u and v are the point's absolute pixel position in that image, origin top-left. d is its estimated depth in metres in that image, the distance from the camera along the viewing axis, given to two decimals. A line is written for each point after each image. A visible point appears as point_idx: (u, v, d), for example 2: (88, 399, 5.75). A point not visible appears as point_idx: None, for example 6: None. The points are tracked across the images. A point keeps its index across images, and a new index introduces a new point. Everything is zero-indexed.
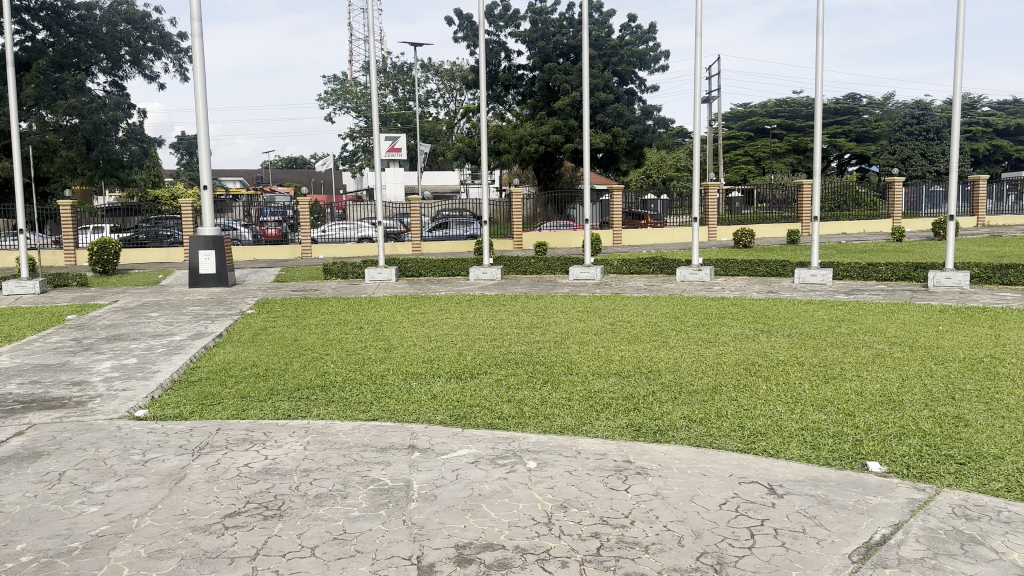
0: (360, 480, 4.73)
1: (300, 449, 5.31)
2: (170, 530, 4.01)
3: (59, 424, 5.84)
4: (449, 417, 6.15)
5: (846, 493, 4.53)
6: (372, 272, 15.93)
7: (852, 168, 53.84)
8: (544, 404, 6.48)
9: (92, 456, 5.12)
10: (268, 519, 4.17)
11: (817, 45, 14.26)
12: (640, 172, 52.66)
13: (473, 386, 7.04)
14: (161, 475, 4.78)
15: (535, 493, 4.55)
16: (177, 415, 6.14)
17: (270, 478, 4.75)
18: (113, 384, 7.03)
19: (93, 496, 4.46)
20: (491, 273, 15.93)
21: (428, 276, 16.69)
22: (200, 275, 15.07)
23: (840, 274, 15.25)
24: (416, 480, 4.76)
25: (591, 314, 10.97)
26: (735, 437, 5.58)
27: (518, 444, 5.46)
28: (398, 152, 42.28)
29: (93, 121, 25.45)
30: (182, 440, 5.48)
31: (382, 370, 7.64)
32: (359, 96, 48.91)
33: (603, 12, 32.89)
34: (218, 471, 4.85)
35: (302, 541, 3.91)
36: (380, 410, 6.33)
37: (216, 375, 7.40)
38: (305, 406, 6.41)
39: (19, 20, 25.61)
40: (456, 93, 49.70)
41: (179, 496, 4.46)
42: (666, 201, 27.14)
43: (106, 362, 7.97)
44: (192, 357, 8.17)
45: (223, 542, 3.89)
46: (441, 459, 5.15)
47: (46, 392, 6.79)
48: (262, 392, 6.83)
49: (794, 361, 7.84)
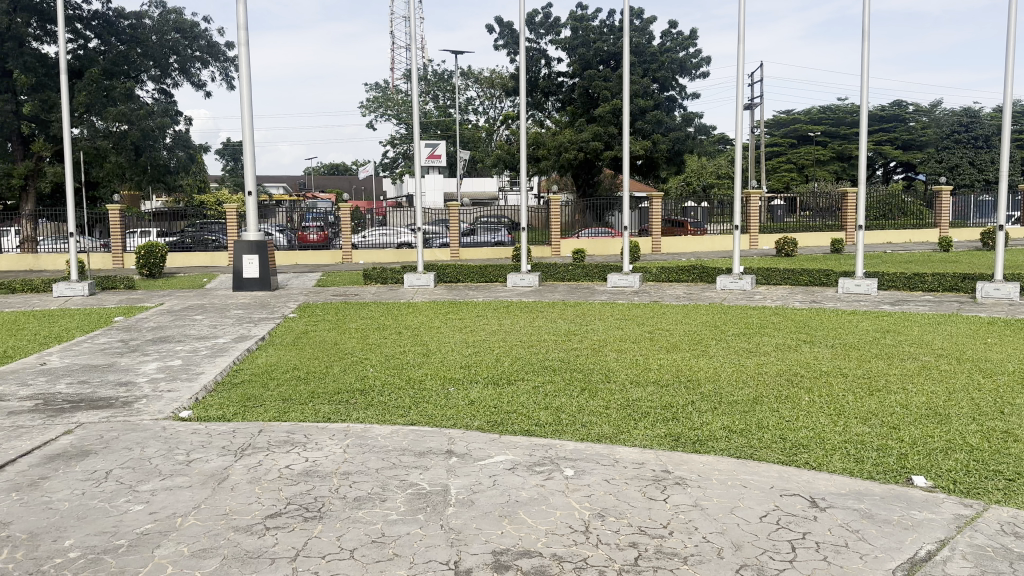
0: (398, 484, 4.76)
1: (340, 452, 5.36)
2: (213, 530, 4.07)
3: (106, 423, 5.98)
4: (486, 423, 6.17)
5: (890, 507, 4.41)
6: (411, 277, 16.02)
7: (897, 177, 52.66)
8: (581, 412, 6.45)
9: (138, 455, 5.22)
10: (309, 520, 4.21)
11: (862, 51, 14.02)
12: (680, 180, 52.28)
13: (510, 393, 7.02)
14: (204, 476, 4.87)
15: (572, 500, 4.52)
16: (221, 416, 6.25)
17: (310, 480, 4.80)
18: (159, 385, 7.18)
19: (138, 494, 4.56)
20: (529, 280, 15.93)
21: (466, 282, 16.76)
22: (244, 279, 15.35)
23: (885, 284, 14.95)
24: (454, 485, 4.77)
25: (630, 321, 10.90)
26: (777, 449, 5.49)
27: (555, 451, 5.44)
28: (437, 159, 42.74)
29: (141, 128, 26.05)
30: (225, 440, 5.58)
31: (421, 375, 7.68)
32: (399, 104, 49.48)
33: (644, 19, 32.75)
34: (261, 473, 4.92)
35: (341, 543, 3.93)
36: (418, 415, 6.36)
37: (259, 378, 7.51)
38: (344, 409, 6.47)
39: (72, 29, 26.35)
40: (496, 101, 49.90)
41: (222, 496, 4.53)
42: (706, 208, 26.76)
43: (152, 364, 8.13)
44: (235, 359, 8.31)
45: (264, 543, 3.93)
46: (479, 464, 5.15)
47: (94, 392, 6.96)
48: (302, 394, 6.92)
49: (838, 372, 7.68)
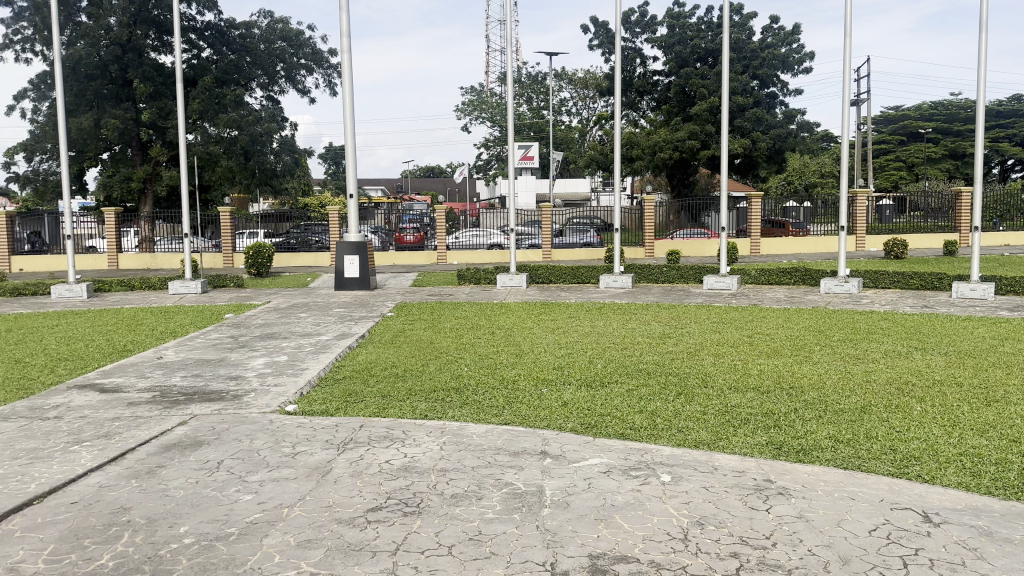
0: (494, 483, 4.78)
1: (437, 449, 5.44)
2: (318, 521, 4.20)
3: (218, 415, 6.27)
4: (580, 425, 6.13)
5: (1013, 526, 4.13)
6: (504, 277, 16.14)
7: (1017, 175, 49.47)
8: (677, 416, 6.33)
9: (247, 447, 5.45)
10: (408, 515, 4.28)
11: (981, 42, 13.25)
12: (780, 179, 50.70)
13: (604, 396, 6.95)
14: (309, 468, 5.03)
15: (670, 507, 4.43)
16: (323, 410, 6.45)
17: (409, 476, 4.89)
18: (266, 379, 7.48)
19: (248, 484, 4.75)
20: (622, 281, 15.79)
21: (559, 283, 16.76)
22: (344, 279, 15.82)
23: (1005, 288, 14.05)
24: (549, 486, 4.75)
25: (727, 325, 10.62)
26: (886, 461, 5.23)
27: (651, 456, 5.35)
28: (531, 159, 42.93)
29: (249, 134, 27.27)
30: (328, 434, 5.75)
31: (515, 375, 7.71)
32: (494, 106, 49.98)
33: (744, 14, 31.96)
34: (362, 467, 5.05)
35: (440, 539, 3.99)
36: (512, 415, 6.38)
37: (359, 374, 7.71)
38: (440, 407, 6.56)
39: (187, 39, 27.73)
40: (590, 101, 49.75)
41: (325, 489, 4.66)
42: (809, 208, 25.93)
43: (259, 359, 8.49)
44: (336, 355, 8.57)
45: (365, 536, 4.03)
46: (573, 466, 5.12)
47: (207, 385, 7.32)
48: (400, 391, 7.06)
49: (952, 381, 7.25)
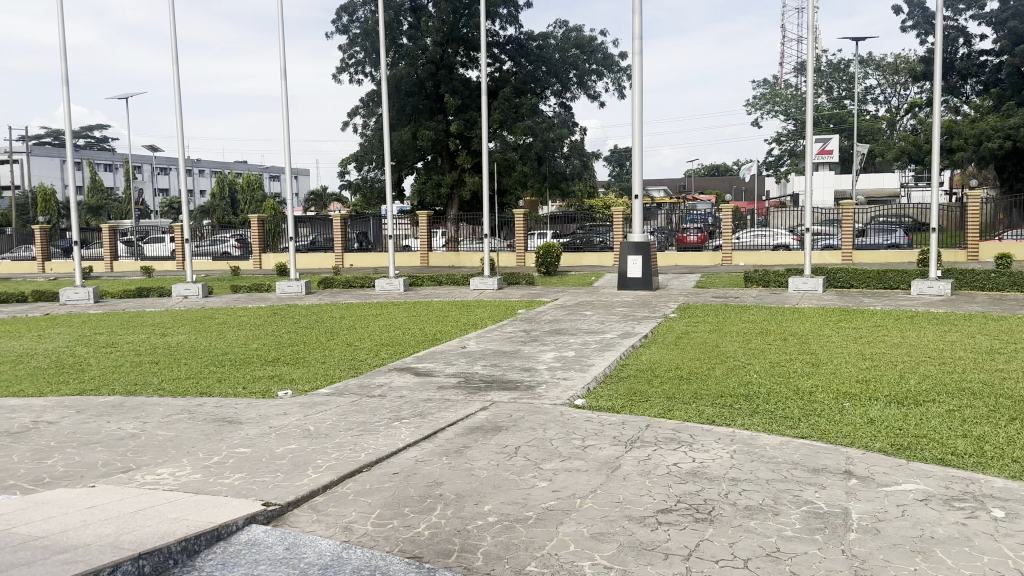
0: (791, 498, 4.50)
1: (727, 456, 5.26)
2: (609, 516, 4.27)
3: (515, 404, 6.65)
4: (889, 445, 5.55)
5: None
6: (796, 281, 15.19)
7: None
8: (1012, 446, 5.47)
9: (541, 436, 5.71)
10: (700, 521, 4.19)
11: None
12: None
13: (919, 416, 6.22)
14: (599, 462, 5.14)
15: (1006, 548, 3.84)
16: (611, 407, 6.55)
17: (699, 481, 4.78)
18: (556, 373, 7.80)
19: (543, 472, 4.97)
20: (938, 288, 14.07)
21: (860, 287, 15.41)
22: (628, 279, 15.98)
23: None
24: (855, 509, 4.37)
25: None
26: None
27: (979, 488, 4.68)
28: (828, 154, 39.95)
29: (544, 140, 28.26)
30: (616, 431, 5.83)
31: (811, 386, 7.20)
32: (787, 100, 47.33)
33: None
34: (651, 466, 5.04)
35: (734, 550, 3.84)
36: (809, 428, 5.97)
37: (644, 374, 7.72)
38: (729, 414, 6.34)
39: (491, 53, 29.48)
40: (898, 88, 45.10)
41: (616, 485, 4.72)
42: None
43: (550, 353, 8.87)
44: (622, 354, 8.67)
45: (657, 536, 4.01)
46: (883, 490, 4.66)
47: (503, 375, 7.81)
48: (688, 395, 6.93)
49: None
